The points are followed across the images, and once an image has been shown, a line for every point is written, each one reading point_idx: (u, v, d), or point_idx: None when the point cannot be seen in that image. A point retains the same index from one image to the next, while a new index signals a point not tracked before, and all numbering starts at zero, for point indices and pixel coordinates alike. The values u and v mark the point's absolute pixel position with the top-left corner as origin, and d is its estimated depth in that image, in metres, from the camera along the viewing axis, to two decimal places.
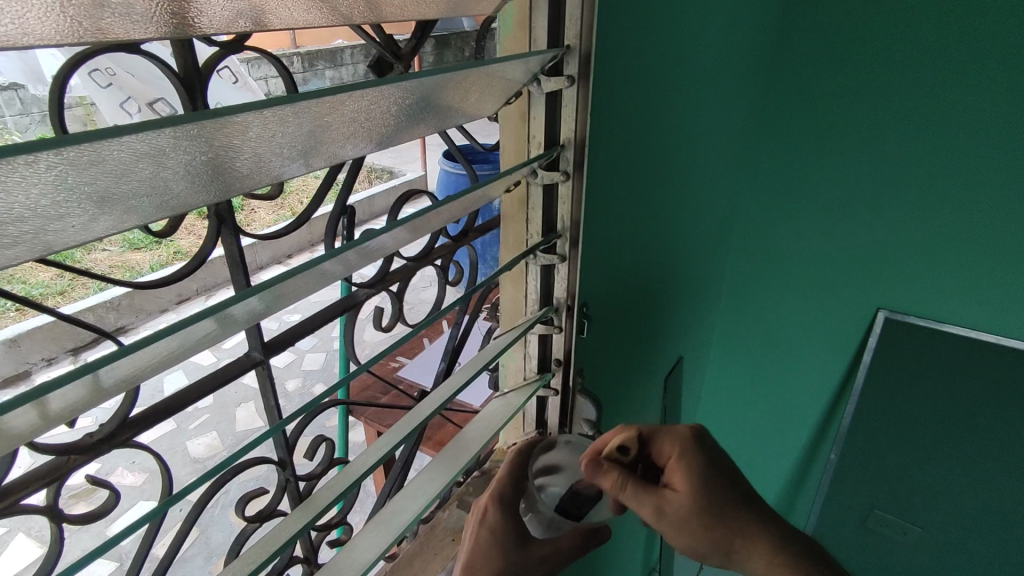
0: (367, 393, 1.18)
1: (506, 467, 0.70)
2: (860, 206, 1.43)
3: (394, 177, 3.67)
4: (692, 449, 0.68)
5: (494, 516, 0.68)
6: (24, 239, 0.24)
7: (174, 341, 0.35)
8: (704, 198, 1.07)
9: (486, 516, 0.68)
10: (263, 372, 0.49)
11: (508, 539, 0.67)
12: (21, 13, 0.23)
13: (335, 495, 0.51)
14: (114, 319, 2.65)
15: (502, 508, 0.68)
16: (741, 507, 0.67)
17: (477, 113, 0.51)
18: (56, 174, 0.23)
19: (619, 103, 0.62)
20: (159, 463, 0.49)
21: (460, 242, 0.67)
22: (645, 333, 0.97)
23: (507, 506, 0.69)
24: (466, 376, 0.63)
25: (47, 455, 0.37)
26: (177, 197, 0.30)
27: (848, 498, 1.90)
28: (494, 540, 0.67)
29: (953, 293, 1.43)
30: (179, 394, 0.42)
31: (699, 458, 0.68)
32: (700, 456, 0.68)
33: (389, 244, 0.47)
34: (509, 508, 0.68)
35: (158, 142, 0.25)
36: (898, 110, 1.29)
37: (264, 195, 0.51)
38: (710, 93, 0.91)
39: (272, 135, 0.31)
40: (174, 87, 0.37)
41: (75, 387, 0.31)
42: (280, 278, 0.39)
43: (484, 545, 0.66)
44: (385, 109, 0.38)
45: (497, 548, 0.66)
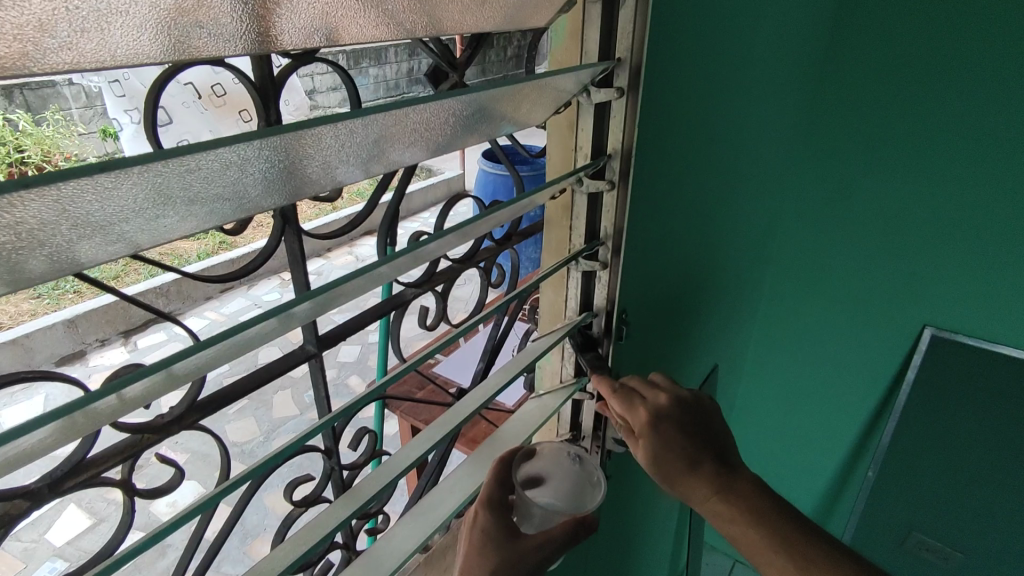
0: (404, 388, 1.21)
1: (491, 472, 0.64)
2: (908, 221, 1.38)
3: (434, 175, 3.72)
4: (661, 424, 0.64)
5: (484, 519, 0.63)
6: (124, 238, 0.27)
7: (242, 334, 0.37)
8: (746, 207, 1.06)
9: (477, 519, 0.63)
10: (316, 364, 0.52)
11: (501, 540, 0.63)
12: (135, 37, 0.26)
13: (377, 486, 0.53)
14: (163, 305, 2.77)
15: (491, 511, 0.63)
16: (710, 489, 0.62)
17: (529, 123, 0.53)
18: (162, 180, 0.25)
19: (665, 115, 0.63)
20: (216, 445, 0.51)
21: (503, 246, 0.69)
22: (682, 340, 0.97)
23: (498, 508, 0.64)
24: (505, 376, 0.64)
25: (122, 433, 0.40)
26: (253, 200, 0.32)
27: (884, 517, 1.85)
28: (485, 543, 0.63)
29: (1003, 311, 1.39)
30: (240, 383, 0.44)
31: (669, 433, 0.64)
32: (667, 430, 0.64)
33: (439, 248, 0.49)
34: (499, 509, 0.64)
35: (245, 152, 0.27)
36: (954, 124, 1.25)
37: (323, 197, 0.54)
38: (756, 102, 0.90)
39: (341, 145, 0.33)
40: (252, 98, 0.40)
41: (153, 375, 0.34)
42: (340, 279, 0.41)
43: (477, 547, 0.63)
44: (442, 120, 0.40)
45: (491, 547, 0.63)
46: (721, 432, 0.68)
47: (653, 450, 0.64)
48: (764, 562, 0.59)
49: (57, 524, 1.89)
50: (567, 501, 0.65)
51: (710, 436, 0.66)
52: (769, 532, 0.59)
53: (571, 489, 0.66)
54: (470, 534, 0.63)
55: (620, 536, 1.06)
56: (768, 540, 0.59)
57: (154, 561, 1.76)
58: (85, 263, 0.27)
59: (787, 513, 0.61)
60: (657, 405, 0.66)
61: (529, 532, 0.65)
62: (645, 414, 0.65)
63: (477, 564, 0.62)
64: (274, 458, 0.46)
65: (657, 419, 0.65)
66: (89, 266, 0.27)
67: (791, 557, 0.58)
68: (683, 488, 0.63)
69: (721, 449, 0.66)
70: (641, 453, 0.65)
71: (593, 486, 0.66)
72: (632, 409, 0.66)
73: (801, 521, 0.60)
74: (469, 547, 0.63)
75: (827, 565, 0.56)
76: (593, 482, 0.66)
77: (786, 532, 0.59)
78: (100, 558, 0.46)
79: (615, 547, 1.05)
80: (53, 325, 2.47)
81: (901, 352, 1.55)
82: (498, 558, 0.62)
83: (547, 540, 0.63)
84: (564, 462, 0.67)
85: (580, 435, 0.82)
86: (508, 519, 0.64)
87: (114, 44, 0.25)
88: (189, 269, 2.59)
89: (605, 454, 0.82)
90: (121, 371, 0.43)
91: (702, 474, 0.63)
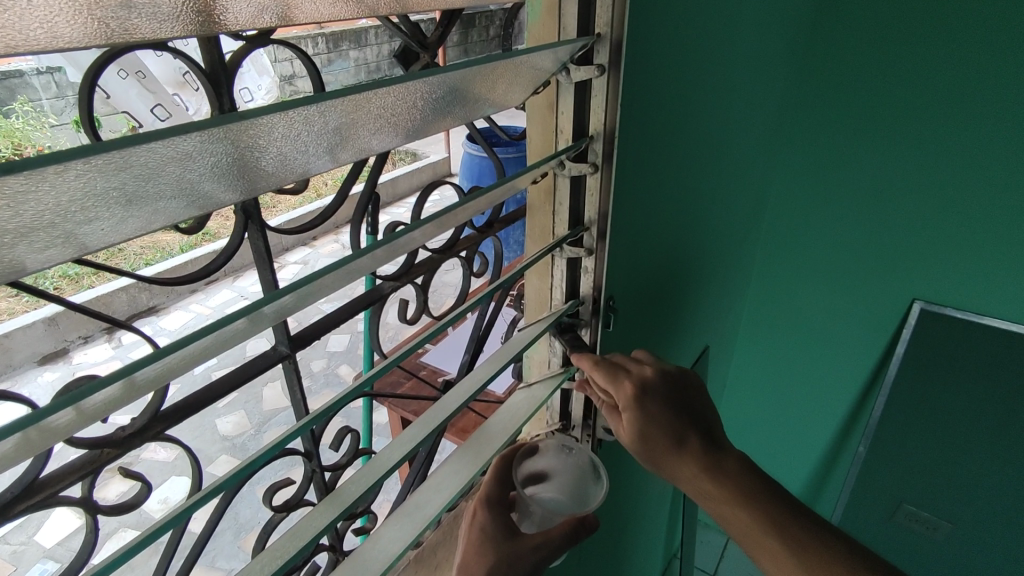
0: (391, 379, 1.20)
1: (491, 471, 0.67)
2: (895, 194, 1.37)
3: (418, 158, 3.72)
4: (648, 397, 0.63)
5: (484, 517, 0.65)
6: (55, 245, 0.25)
7: (207, 339, 0.35)
8: (734, 182, 1.05)
9: (476, 517, 0.65)
10: (290, 365, 0.49)
11: (499, 538, 0.64)
12: (48, 18, 0.23)
13: (362, 488, 0.51)
14: (146, 299, 2.75)
15: (491, 508, 0.65)
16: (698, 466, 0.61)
17: (506, 104, 0.50)
18: (84, 183, 0.23)
19: (647, 93, 0.60)
20: (187, 453, 0.49)
21: (485, 234, 0.66)
22: (671, 321, 0.96)
23: (496, 508, 0.66)
24: (491, 367, 0.62)
25: (80, 448, 0.38)
26: (205, 195, 0.30)
27: (871, 484, 1.90)
28: (483, 542, 0.64)
29: (991, 281, 1.39)
30: (206, 387, 0.42)
31: (655, 408, 0.63)
32: (652, 404, 0.63)
33: (417, 239, 0.46)
34: (496, 508, 0.66)
35: (185, 146, 0.25)
36: (941, 94, 1.23)
37: (290, 188, 0.51)
38: (742, 75, 0.88)
39: (297, 134, 0.30)
40: (202, 85, 0.37)
41: (112, 386, 0.32)
42: (311, 276, 0.38)
43: (476, 543, 0.64)
44: (411, 103, 0.37)
45: (490, 544, 0.63)
46: (707, 408, 0.67)
47: (639, 425, 0.63)
48: (752, 543, 0.59)
49: (47, 526, 1.87)
50: (569, 500, 0.65)
51: (697, 412, 0.66)
52: (765, 511, 0.58)
53: (573, 487, 0.66)
54: (468, 531, 0.65)
55: (615, 519, 1.06)
56: (758, 521, 0.58)
57: (147, 558, 1.75)
58: (20, 271, 0.25)
59: (776, 497, 0.60)
60: (643, 378, 0.65)
61: (528, 532, 0.66)
62: (631, 387, 0.63)
63: (475, 562, 0.62)
64: (249, 465, 0.43)
65: (642, 394, 0.63)
66: (23, 274, 0.25)
67: (781, 537, 0.57)
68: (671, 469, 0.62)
69: (708, 425, 0.65)
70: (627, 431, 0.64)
71: (594, 480, 0.67)
72: (618, 382, 0.64)
73: (788, 499, 0.60)
74: (467, 543, 0.64)
75: (821, 548, 0.56)
76: (593, 476, 0.67)
77: (778, 512, 0.59)
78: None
79: (607, 535, 1.05)
80: (33, 323, 2.43)
81: (891, 326, 1.55)
82: (494, 556, 0.62)
83: (547, 538, 0.62)
84: (568, 459, 0.68)
85: (572, 424, 0.81)
86: (506, 517, 0.65)
87: (24, 27, 0.23)
88: (158, 268, 2.52)
89: (595, 443, 0.81)
90: (74, 383, 0.40)
91: (689, 450, 0.62)
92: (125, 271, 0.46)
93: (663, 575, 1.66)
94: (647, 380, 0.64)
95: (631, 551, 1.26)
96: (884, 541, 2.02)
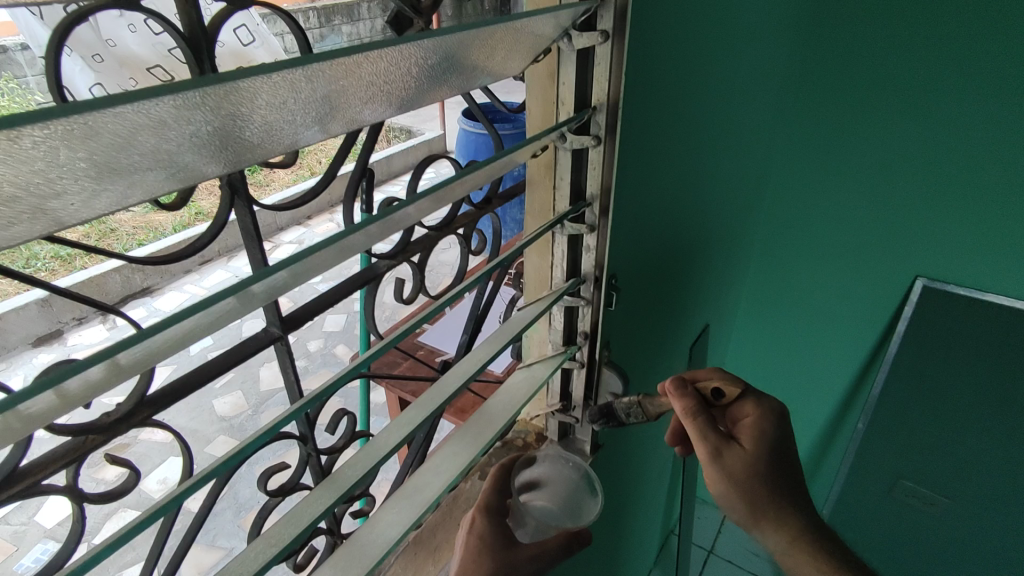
0: (388, 360, 1.19)
1: (491, 478, 0.66)
2: (899, 169, 1.35)
3: (413, 136, 3.67)
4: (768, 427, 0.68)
5: (482, 524, 0.63)
6: (19, 221, 0.23)
7: (191, 319, 0.33)
8: (736, 157, 1.03)
9: (475, 525, 0.63)
10: (282, 347, 0.48)
11: (497, 546, 0.62)
12: None
13: (360, 471, 0.49)
14: (140, 280, 2.72)
15: (490, 514, 0.64)
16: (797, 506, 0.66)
17: (504, 73, 0.48)
18: (45, 151, 0.21)
19: (651, 62, 0.57)
20: (177, 438, 0.47)
21: (484, 211, 0.64)
22: (673, 299, 0.95)
23: (494, 515, 0.65)
24: (491, 348, 0.60)
25: (62, 435, 0.36)
26: (187, 168, 0.28)
27: (867, 460, 1.91)
28: (482, 549, 0.61)
29: (995, 257, 1.37)
30: (194, 371, 0.40)
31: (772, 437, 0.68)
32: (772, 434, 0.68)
33: (413, 215, 0.44)
34: (495, 515, 0.64)
35: (158, 112, 0.22)
36: (949, 67, 1.20)
37: (278, 162, 0.48)
38: (747, 46, 0.86)
39: (283, 101, 0.28)
40: (180, 49, 0.34)
41: (92, 368, 0.30)
42: (304, 251, 0.36)
43: (474, 553, 0.61)
44: (404, 69, 0.35)
45: (486, 553, 0.61)
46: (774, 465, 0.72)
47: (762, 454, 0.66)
48: None
49: (46, 507, 1.87)
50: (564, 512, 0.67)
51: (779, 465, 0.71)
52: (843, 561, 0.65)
53: (568, 500, 0.68)
54: (466, 539, 0.62)
55: (614, 497, 1.06)
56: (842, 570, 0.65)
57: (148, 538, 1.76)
58: None
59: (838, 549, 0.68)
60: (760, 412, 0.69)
61: (523, 541, 0.66)
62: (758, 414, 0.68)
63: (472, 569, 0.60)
64: (240, 452, 0.42)
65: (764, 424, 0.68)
66: None
67: None
68: (772, 517, 0.65)
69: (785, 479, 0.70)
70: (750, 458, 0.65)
71: (590, 494, 0.69)
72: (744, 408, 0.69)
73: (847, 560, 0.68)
74: (464, 551, 0.61)
75: None
76: (590, 490, 0.69)
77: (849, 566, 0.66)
78: (55, 567, 0.42)
79: (606, 513, 1.05)
80: (26, 305, 2.41)
81: (893, 304, 1.54)
82: (493, 563, 0.60)
83: (543, 551, 0.63)
84: (563, 470, 0.69)
85: (572, 405, 0.80)
86: (504, 525, 0.64)
87: None
88: (151, 248, 2.49)
89: (596, 424, 0.80)
90: (56, 367, 0.39)
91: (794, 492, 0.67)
92: (107, 251, 0.44)
93: (662, 551, 1.68)
94: (767, 409, 0.69)
95: (631, 529, 1.27)
96: (880, 515, 2.04)
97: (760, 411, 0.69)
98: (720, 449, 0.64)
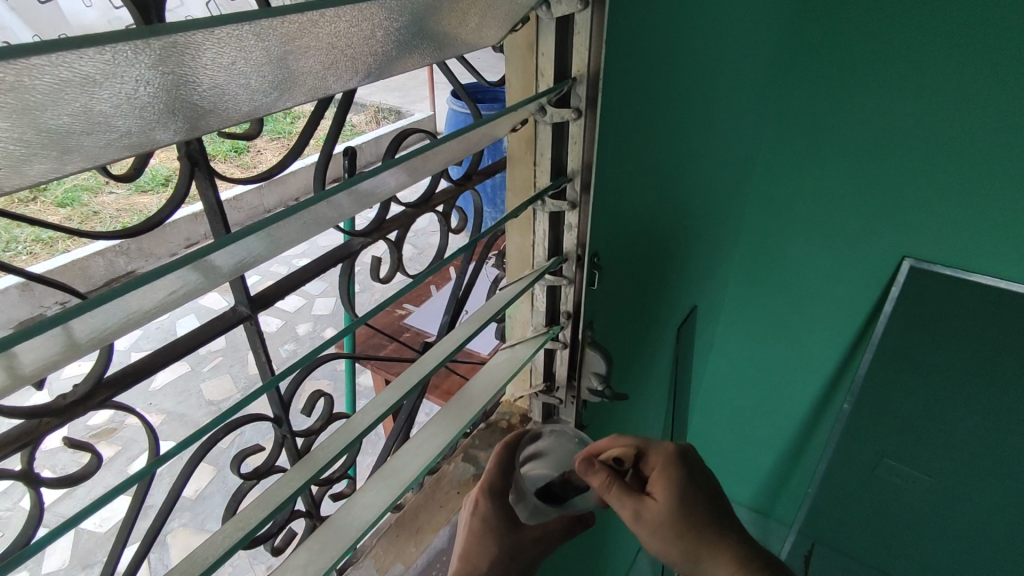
0: (372, 342, 1.18)
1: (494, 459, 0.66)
2: (887, 148, 1.34)
3: (401, 116, 3.62)
4: (679, 466, 0.65)
5: (485, 507, 0.66)
6: None
7: (148, 292, 0.31)
8: (724, 134, 1.02)
9: (478, 507, 0.66)
10: (252, 327, 0.46)
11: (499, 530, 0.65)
12: None
13: (335, 451, 0.48)
14: (124, 264, 2.68)
15: (493, 499, 0.66)
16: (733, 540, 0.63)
17: (481, 42, 0.46)
18: None
19: (632, 31, 0.56)
20: (144, 420, 0.46)
21: (463, 187, 0.62)
22: (658, 278, 0.94)
23: (498, 496, 0.66)
24: (471, 327, 0.59)
25: (15, 417, 0.35)
26: (133, 136, 0.26)
27: (852, 438, 1.94)
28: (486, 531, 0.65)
29: (981, 237, 1.38)
30: (158, 351, 0.39)
31: (685, 475, 0.65)
32: (686, 472, 0.65)
33: (385, 187, 0.43)
34: (499, 498, 0.66)
35: (86, 65, 0.21)
36: (938, 43, 1.19)
37: (244, 133, 0.46)
38: (736, 20, 0.84)
39: (232, 60, 0.27)
40: (125, 4, 0.32)
41: (42, 342, 0.28)
42: (267, 221, 0.35)
43: (476, 534, 0.65)
44: (368, 31, 0.33)
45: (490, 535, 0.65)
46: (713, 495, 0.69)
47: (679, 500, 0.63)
48: None
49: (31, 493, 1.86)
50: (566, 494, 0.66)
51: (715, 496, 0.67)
52: None
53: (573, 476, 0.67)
54: (470, 521, 0.66)
55: None
56: None
57: None
58: None
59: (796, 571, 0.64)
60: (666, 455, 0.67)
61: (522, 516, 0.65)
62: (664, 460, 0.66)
63: (477, 549, 0.65)
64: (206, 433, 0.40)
65: (675, 466, 0.65)
66: None
67: None
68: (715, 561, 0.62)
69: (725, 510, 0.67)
70: (670, 508, 0.63)
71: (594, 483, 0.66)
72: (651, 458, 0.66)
73: None
74: (468, 532, 0.65)
75: None
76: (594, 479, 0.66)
77: None
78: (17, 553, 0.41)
79: None
80: (7, 290, 2.37)
81: (880, 284, 1.54)
82: (498, 549, 0.65)
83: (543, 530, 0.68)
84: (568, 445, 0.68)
85: (557, 385, 0.79)
86: (507, 508, 0.66)
87: None
88: None
89: (580, 404, 0.80)
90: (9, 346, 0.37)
91: (728, 529, 0.64)
92: (64, 227, 0.42)
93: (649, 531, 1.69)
94: (669, 452, 0.67)
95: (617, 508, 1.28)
96: (864, 492, 2.07)
97: (664, 458, 0.66)
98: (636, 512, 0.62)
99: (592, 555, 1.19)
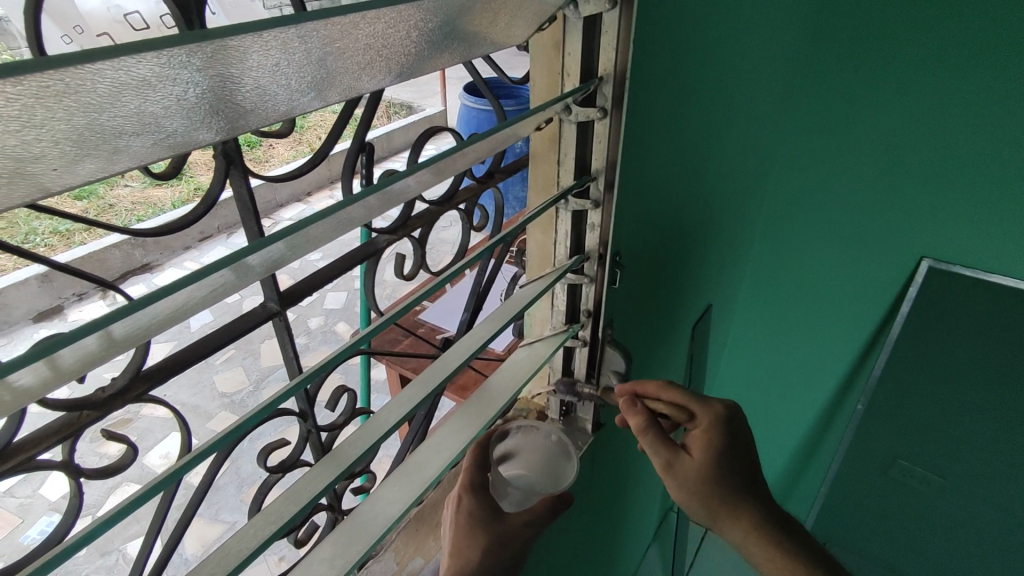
0: (388, 338, 1.18)
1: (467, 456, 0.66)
2: (906, 147, 1.33)
3: (413, 112, 3.63)
4: (722, 429, 0.69)
5: (470, 502, 0.65)
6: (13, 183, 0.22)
7: (187, 290, 0.32)
8: (744, 133, 1.01)
9: (462, 503, 0.64)
10: (281, 323, 0.47)
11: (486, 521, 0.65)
12: None
13: (361, 447, 0.49)
14: (140, 256, 2.72)
15: (476, 493, 0.65)
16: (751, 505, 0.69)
17: (509, 42, 0.46)
18: (18, 107, 0.20)
19: (657, 30, 0.55)
20: (175, 413, 0.47)
21: (486, 185, 0.62)
22: (676, 277, 0.94)
23: (480, 491, 0.65)
24: (492, 324, 0.59)
25: (57, 410, 0.36)
26: (177, 135, 0.26)
27: (864, 438, 1.93)
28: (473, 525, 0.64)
29: (1003, 237, 1.35)
30: (191, 346, 0.39)
31: (726, 439, 0.69)
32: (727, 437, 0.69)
33: (414, 186, 0.43)
34: (481, 492, 0.65)
35: (140, 70, 0.21)
36: (960, 41, 1.17)
37: (275, 132, 0.47)
38: (758, 17, 0.83)
39: (275, 61, 0.27)
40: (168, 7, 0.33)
41: (87, 340, 0.29)
42: (304, 221, 0.35)
43: (465, 531, 0.64)
44: (404, 32, 0.33)
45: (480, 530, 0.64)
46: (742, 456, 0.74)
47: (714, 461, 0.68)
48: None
49: (50, 481, 1.89)
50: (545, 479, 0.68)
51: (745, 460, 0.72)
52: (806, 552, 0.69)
53: (547, 465, 0.69)
54: (456, 519, 0.64)
55: (614, 474, 1.07)
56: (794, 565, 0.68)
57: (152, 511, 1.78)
58: None
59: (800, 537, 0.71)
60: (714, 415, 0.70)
61: (509, 510, 0.67)
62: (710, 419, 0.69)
63: (466, 545, 0.63)
64: (238, 429, 0.41)
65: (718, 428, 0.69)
66: None
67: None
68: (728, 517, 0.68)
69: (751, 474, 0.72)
70: (702, 467, 0.68)
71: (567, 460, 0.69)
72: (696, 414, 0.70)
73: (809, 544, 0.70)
74: (456, 530, 0.64)
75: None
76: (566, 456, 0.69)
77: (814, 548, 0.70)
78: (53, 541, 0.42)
79: (606, 490, 1.06)
80: (27, 281, 2.41)
81: (898, 284, 1.52)
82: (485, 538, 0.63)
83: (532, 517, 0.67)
84: (537, 438, 0.70)
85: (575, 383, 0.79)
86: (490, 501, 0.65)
87: None
88: (150, 224, 2.47)
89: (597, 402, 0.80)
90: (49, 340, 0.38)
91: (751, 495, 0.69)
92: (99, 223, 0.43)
93: (659, 530, 1.69)
94: (720, 413, 0.70)
95: (629, 506, 1.28)
96: (876, 493, 2.06)
97: (713, 418, 0.70)
98: (670, 464, 0.67)
99: (604, 552, 1.19)
